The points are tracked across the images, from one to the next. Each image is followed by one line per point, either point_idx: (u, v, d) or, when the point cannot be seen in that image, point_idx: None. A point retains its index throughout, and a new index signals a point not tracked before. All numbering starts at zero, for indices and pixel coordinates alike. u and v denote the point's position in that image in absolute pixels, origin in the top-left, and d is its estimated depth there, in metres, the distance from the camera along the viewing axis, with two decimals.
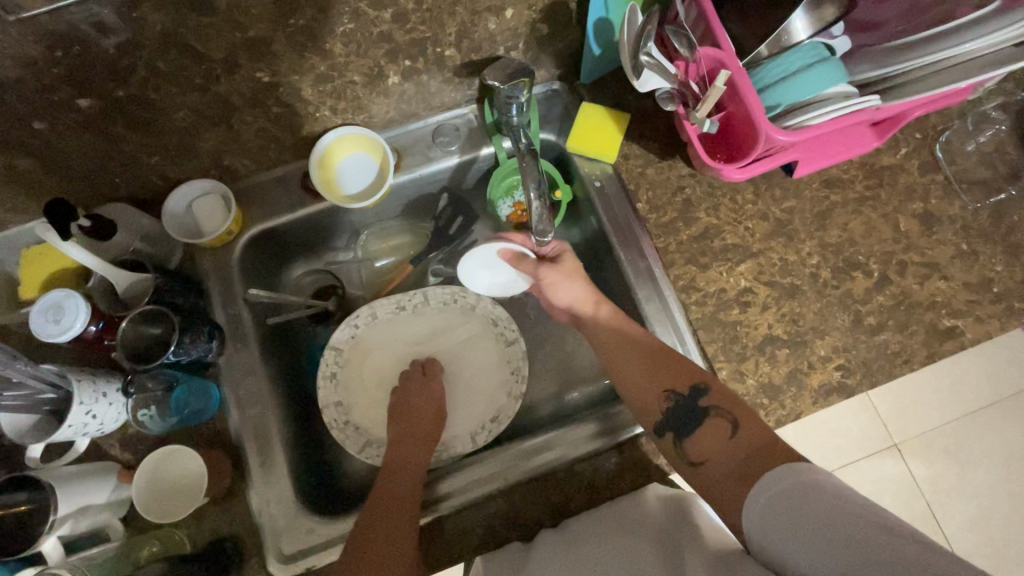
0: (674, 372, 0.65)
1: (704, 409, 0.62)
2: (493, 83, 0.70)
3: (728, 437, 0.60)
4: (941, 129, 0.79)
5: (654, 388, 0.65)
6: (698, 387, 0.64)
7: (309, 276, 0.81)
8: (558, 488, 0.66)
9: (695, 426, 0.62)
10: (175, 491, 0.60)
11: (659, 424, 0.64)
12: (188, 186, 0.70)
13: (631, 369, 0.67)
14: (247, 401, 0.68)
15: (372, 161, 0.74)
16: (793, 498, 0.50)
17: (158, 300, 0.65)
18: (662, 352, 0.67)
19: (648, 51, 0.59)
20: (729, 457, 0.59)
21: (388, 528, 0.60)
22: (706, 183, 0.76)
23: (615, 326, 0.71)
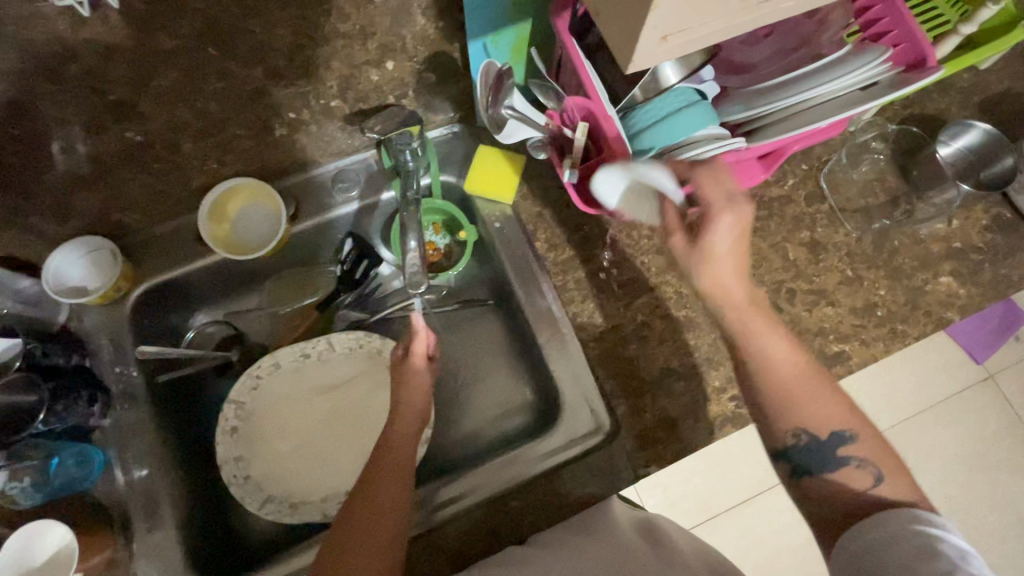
0: (818, 415, 0.58)
1: (842, 458, 0.57)
2: (371, 134, 0.73)
3: (864, 489, 0.55)
4: (826, 159, 0.82)
5: (786, 425, 0.58)
6: (843, 432, 0.57)
7: (211, 327, 0.78)
8: (495, 518, 0.67)
9: (820, 471, 0.58)
10: (47, 566, 0.57)
11: (780, 453, 0.60)
12: (71, 245, 0.67)
13: (784, 405, 0.58)
14: (134, 463, 0.66)
15: (266, 210, 0.73)
16: (877, 549, 0.51)
17: (32, 365, 0.63)
18: (809, 382, 0.58)
19: (510, 105, 0.64)
20: (847, 491, 0.56)
21: (365, 543, 0.58)
22: (604, 220, 0.78)
23: (768, 336, 0.59)
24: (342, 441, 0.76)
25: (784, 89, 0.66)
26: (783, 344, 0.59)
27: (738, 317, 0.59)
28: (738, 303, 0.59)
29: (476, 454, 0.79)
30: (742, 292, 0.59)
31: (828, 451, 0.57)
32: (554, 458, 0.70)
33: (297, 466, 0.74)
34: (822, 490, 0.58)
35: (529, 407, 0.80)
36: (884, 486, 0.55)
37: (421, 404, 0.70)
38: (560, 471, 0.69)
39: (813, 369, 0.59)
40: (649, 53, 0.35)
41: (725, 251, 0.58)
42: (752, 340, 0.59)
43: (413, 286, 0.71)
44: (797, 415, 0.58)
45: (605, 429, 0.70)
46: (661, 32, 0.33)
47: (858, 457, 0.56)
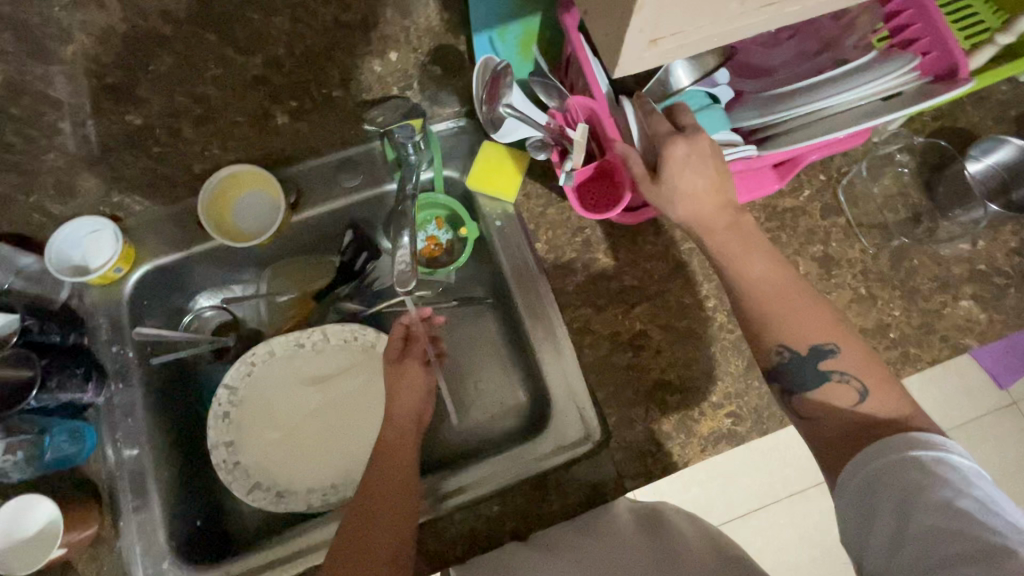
0: (799, 325, 0.54)
1: (824, 373, 0.54)
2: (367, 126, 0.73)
3: (851, 405, 0.52)
4: (845, 170, 0.78)
5: (767, 341, 0.55)
6: (822, 346, 0.54)
7: (211, 312, 0.79)
8: (475, 522, 0.66)
9: (808, 388, 0.54)
10: (33, 540, 0.59)
11: (766, 372, 0.56)
12: (76, 225, 0.69)
13: (761, 309, 0.55)
14: (125, 442, 0.67)
15: (265, 197, 0.73)
16: (875, 481, 0.47)
17: (28, 341, 0.64)
18: (789, 298, 0.55)
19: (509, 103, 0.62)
20: (835, 407, 0.53)
21: (367, 539, 0.57)
22: (607, 223, 0.76)
23: (741, 252, 0.56)
24: (332, 432, 0.76)
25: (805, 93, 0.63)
26: (757, 261, 0.56)
27: (711, 232, 0.57)
28: (712, 225, 0.57)
29: (465, 452, 0.79)
30: (715, 209, 0.56)
31: (812, 367, 0.54)
32: (542, 464, 0.69)
33: (286, 454, 0.74)
34: (813, 409, 0.55)
35: (521, 409, 0.79)
36: (866, 402, 0.52)
37: (415, 403, 0.69)
38: (547, 478, 0.68)
39: (791, 281, 0.56)
40: (637, 58, 0.33)
41: (690, 183, 0.55)
42: (724, 256, 0.56)
43: (403, 285, 0.71)
44: (780, 332, 0.55)
45: (594, 438, 0.69)
46: (649, 37, 0.31)
47: (839, 370, 0.53)
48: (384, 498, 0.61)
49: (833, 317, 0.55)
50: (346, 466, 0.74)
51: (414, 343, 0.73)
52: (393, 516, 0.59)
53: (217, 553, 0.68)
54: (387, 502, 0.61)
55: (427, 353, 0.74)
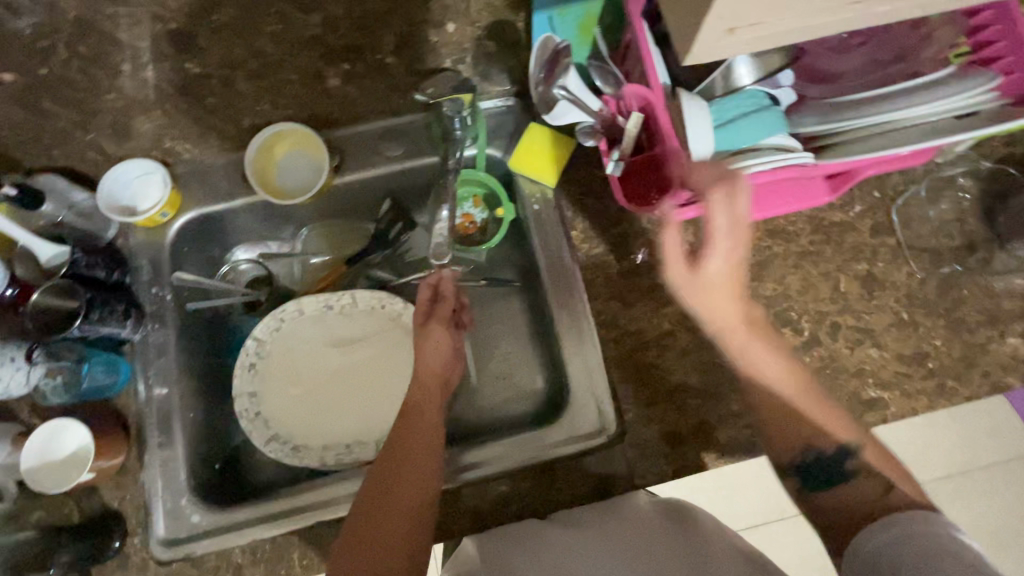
0: (826, 421, 0.55)
1: (852, 470, 0.53)
2: (417, 96, 0.73)
3: (880, 494, 0.51)
4: (900, 190, 0.75)
5: (792, 442, 0.55)
6: (846, 447, 0.53)
7: (246, 266, 0.81)
8: (480, 499, 0.67)
9: (830, 479, 0.53)
10: (64, 463, 0.62)
11: (787, 469, 0.56)
12: (127, 166, 0.71)
13: (778, 419, 0.55)
14: (155, 380, 0.69)
15: (309, 158, 0.73)
16: (893, 541, 0.47)
17: (74, 273, 0.66)
18: (807, 396, 0.56)
19: (564, 86, 0.61)
20: (853, 505, 0.51)
21: (388, 511, 0.58)
22: (645, 219, 0.74)
23: (758, 356, 0.57)
24: (350, 395, 0.77)
25: (873, 105, 0.60)
26: (776, 362, 0.57)
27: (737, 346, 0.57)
28: (734, 328, 0.57)
29: (475, 430, 0.79)
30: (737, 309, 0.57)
31: (840, 465, 0.53)
32: (554, 451, 0.69)
33: (304, 412, 0.76)
34: (835, 506, 0.53)
35: (538, 395, 0.80)
36: (894, 492, 0.50)
37: (440, 373, 0.69)
38: (556, 466, 0.68)
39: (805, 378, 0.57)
40: (713, 47, 0.32)
41: (724, 276, 0.56)
42: (740, 360, 0.57)
43: (437, 257, 0.76)
44: (801, 431, 0.55)
45: (609, 432, 0.69)
46: (727, 25, 0.30)
47: (866, 467, 0.53)
48: (409, 463, 0.60)
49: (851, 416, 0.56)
50: (360, 429, 0.75)
51: (442, 302, 0.72)
52: (415, 482, 0.60)
53: (231, 496, 0.71)
54: (411, 467, 0.60)
55: (456, 313, 0.75)
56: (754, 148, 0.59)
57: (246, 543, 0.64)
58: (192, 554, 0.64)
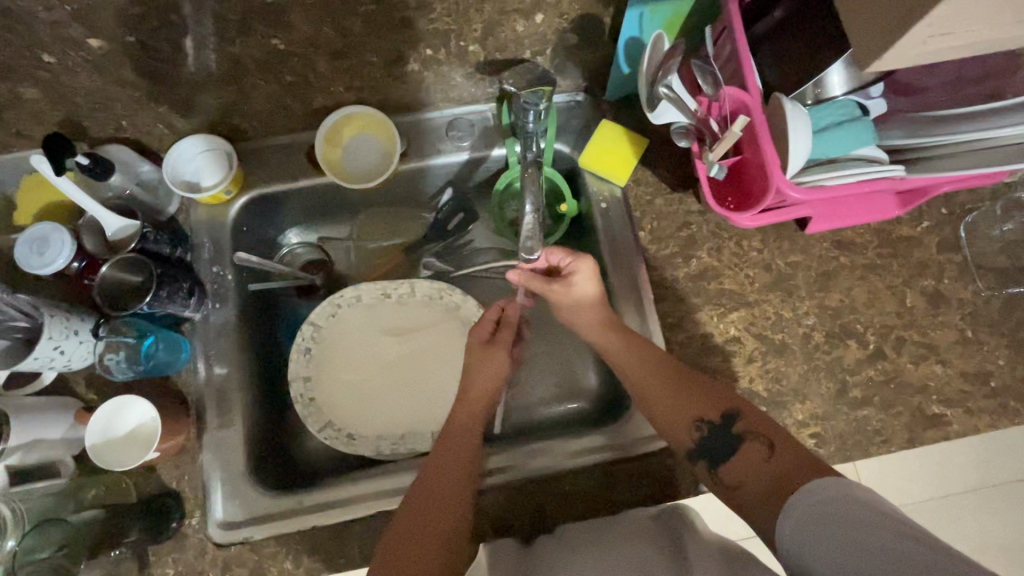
0: (702, 401, 0.61)
1: (737, 436, 0.59)
2: (510, 87, 0.70)
3: (764, 460, 0.56)
4: (968, 208, 0.75)
5: (684, 419, 0.61)
6: (728, 413, 0.60)
7: (299, 248, 0.79)
8: (543, 496, 0.67)
9: (730, 452, 0.58)
10: (129, 439, 0.61)
11: (690, 453, 0.60)
12: (191, 141, 0.69)
13: (657, 401, 0.63)
14: (215, 359, 0.68)
15: (377, 142, 0.73)
16: (809, 517, 0.48)
17: (142, 248, 0.64)
18: (669, 375, 0.63)
19: (668, 83, 0.61)
20: (750, 467, 0.57)
21: (429, 505, 0.59)
22: (714, 223, 0.74)
23: (633, 346, 0.66)
24: (405, 386, 0.76)
25: (975, 120, 0.58)
26: (651, 349, 0.66)
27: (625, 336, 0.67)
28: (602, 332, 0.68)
29: (529, 427, 0.79)
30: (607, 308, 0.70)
31: (727, 431, 0.59)
32: (615, 454, 0.68)
33: (355, 399, 0.75)
34: (739, 474, 0.57)
35: (589, 393, 0.80)
36: (777, 452, 0.56)
37: (489, 391, 0.70)
38: (618, 467, 0.68)
39: (672, 364, 0.64)
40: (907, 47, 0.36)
41: (586, 291, 0.69)
42: (608, 348, 0.68)
43: (529, 250, 0.68)
44: (692, 408, 0.61)
45: None
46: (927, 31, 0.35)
47: (750, 431, 0.59)
48: (446, 462, 0.62)
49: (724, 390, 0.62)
50: (414, 421, 0.74)
51: (504, 328, 0.74)
52: (449, 476, 0.62)
53: (286, 479, 0.69)
54: (446, 467, 0.62)
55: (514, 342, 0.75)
56: (847, 159, 0.59)
57: (294, 531, 0.63)
58: (247, 539, 0.63)
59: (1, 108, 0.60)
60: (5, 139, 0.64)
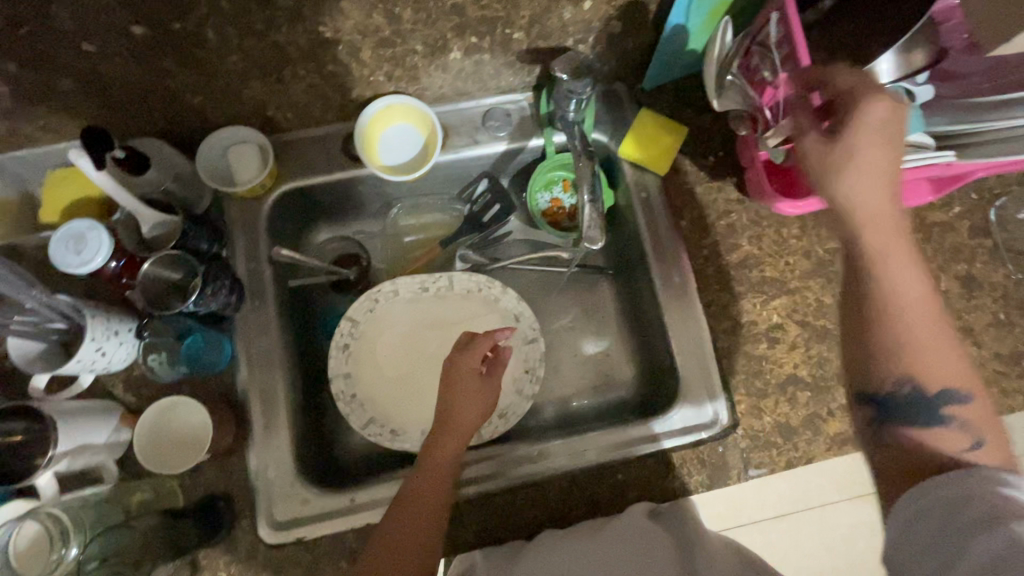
0: (946, 359, 0.46)
1: (944, 417, 0.46)
2: (557, 73, 0.67)
3: (960, 451, 0.45)
4: (997, 193, 0.77)
5: (900, 368, 0.47)
6: (957, 390, 0.46)
7: (333, 242, 0.78)
8: (597, 486, 0.66)
9: (921, 423, 0.47)
10: (177, 443, 0.60)
11: (869, 397, 0.49)
12: (226, 132, 0.68)
13: (894, 340, 0.47)
14: (258, 358, 0.67)
15: (416, 134, 0.72)
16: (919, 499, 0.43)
17: (182, 245, 0.63)
18: (939, 326, 0.46)
19: (733, 71, 0.63)
20: (943, 449, 0.46)
21: (421, 493, 0.57)
22: (753, 211, 0.74)
23: (902, 270, 0.47)
24: None
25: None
26: (919, 286, 0.46)
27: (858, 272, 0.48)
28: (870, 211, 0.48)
29: (569, 420, 0.78)
30: (892, 207, 0.48)
31: (938, 409, 0.47)
32: (661, 443, 0.68)
33: (397, 395, 0.74)
34: (907, 442, 0.48)
35: (629, 384, 0.79)
36: (983, 451, 0.45)
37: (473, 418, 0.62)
38: (672, 456, 0.67)
39: (938, 317, 0.46)
40: None
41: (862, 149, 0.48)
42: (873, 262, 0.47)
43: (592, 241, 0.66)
44: (936, 360, 0.46)
45: (722, 423, 0.68)
46: None
47: (966, 419, 0.46)
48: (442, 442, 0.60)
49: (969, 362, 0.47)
50: None
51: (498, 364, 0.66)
52: (439, 492, 0.58)
53: (332, 481, 0.67)
54: (436, 479, 0.58)
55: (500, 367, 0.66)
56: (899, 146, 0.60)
57: (336, 531, 0.62)
58: (297, 540, 0.61)
59: (32, 100, 0.57)
60: (32, 133, 0.61)
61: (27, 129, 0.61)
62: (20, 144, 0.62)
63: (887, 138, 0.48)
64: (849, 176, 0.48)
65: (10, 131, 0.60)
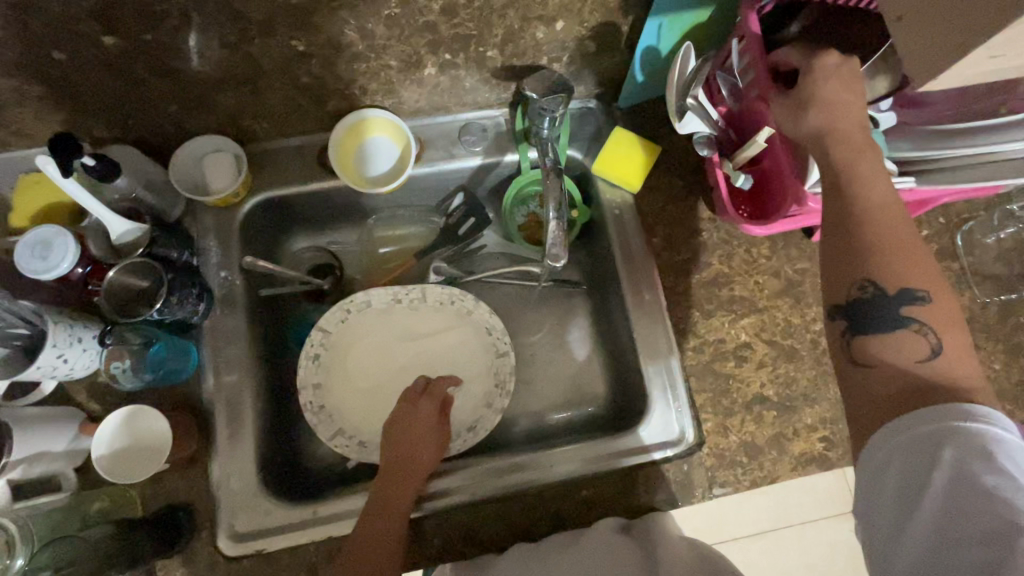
0: (908, 266, 0.44)
1: (902, 318, 0.44)
2: (529, 92, 0.69)
3: (919, 360, 0.43)
4: (965, 217, 0.78)
5: (868, 269, 0.45)
6: (915, 290, 0.44)
7: (307, 252, 0.78)
8: (562, 502, 0.66)
9: (884, 329, 0.44)
10: (138, 453, 0.59)
11: (836, 307, 0.47)
12: (200, 141, 0.68)
13: (878, 241, 0.45)
14: (225, 366, 0.67)
15: (392, 147, 0.72)
16: (899, 441, 0.40)
17: (152, 251, 0.63)
18: (902, 237, 0.45)
19: (694, 95, 0.63)
20: (902, 357, 0.43)
21: (379, 530, 0.58)
22: (724, 231, 0.75)
23: (869, 179, 0.47)
24: None
25: (983, 136, 0.59)
26: (885, 189, 0.46)
27: (829, 209, 0.48)
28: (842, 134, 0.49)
29: (540, 434, 0.78)
30: (859, 129, 0.49)
31: (897, 308, 0.44)
32: (630, 459, 0.68)
33: (367, 407, 0.73)
34: (877, 356, 0.45)
35: (601, 399, 0.79)
36: (940, 358, 0.42)
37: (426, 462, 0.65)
38: (637, 471, 0.67)
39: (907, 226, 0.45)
40: (967, 73, 0.36)
41: (829, 88, 0.50)
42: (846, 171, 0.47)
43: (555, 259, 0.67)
44: (897, 273, 0.44)
45: (688, 440, 0.68)
46: (990, 65, 0.35)
47: (924, 320, 0.43)
48: (397, 481, 0.62)
49: (936, 266, 0.45)
50: None
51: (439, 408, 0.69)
52: (393, 527, 0.59)
53: (295, 493, 0.67)
54: (390, 514, 0.60)
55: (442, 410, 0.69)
56: None
57: (303, 541, 0.61)
58: (256, 552, 0.61)
59: (4, 106, 0.58)
60: (4, 138, 0.62)
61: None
62: None
63: (845, 79, 0.50)
64: (819, 112, 0.50)
65: None
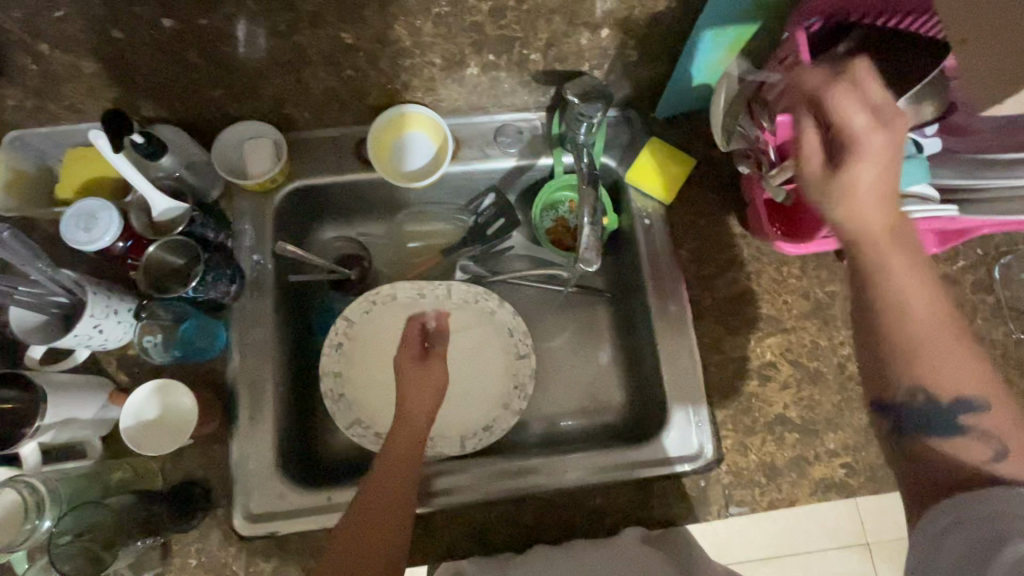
0: (961, 371, 0.43)
1: (961, 426, 0.43)
2: (569, 96, 0.69)
3: (982, 463, 0.42)
4: (1003, 250, 0.76)
5: (908, 373, 0.44)
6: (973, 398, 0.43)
7: (336, 241, 0.80)
8: (573, 509, 0.66)
9: (937, 429, 0.44)
10: (166, 425, 0.61)
11: (877, 403, 0.47)
12: (242, 126, 0.70)
13: (922, 350, 0.43)
14: (250, 348, 0.68)
15: (429, 143, 0.73)
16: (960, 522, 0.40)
17: (189, 231, 0.64)
18: (949, 337, 0.43)
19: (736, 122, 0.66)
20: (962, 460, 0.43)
21: (379, 496, 0.57)
22: (754, 247, 0.74)
23: (899, 271, 0.44)
24: None
25: None
26: (910, 281, 0.44)
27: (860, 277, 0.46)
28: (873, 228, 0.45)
29: (554, 439, 0.78)
30: (887, 215, 0.45)
31: (951, 419, 0.44)
32: (645, 471, 0.67)
33: (385, 399, 0.74)
34: (931, 456, 0.45)
35: (618, 408, 0.79)
36: (1002, 465, 0.42)
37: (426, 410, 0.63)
38: (652, 484, 0.67)
39: (954, 315, 0.44)
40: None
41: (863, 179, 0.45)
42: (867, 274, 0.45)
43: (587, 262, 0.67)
44: (948, 379, 0.43)
45: (706, 456, 0.67)
46: None
47: (986, 429, 0.43)
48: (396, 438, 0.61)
49: (991, 369, 0.44)
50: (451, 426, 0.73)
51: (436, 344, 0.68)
52: (389, 491, 0.57)
53: (309, 478, 0.67)
54: (390, 479, 0.58)
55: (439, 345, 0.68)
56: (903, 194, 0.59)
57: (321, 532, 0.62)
58: (269, 535, 0.61)
59: (60, 81, 0.60)
60: (57, 112, 0.64)
61: (53, 107, 0.63)
62: (45, 121, 0.64)
63: (877, 164, 0.45)
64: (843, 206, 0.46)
65: (35, 107, 0.62)
